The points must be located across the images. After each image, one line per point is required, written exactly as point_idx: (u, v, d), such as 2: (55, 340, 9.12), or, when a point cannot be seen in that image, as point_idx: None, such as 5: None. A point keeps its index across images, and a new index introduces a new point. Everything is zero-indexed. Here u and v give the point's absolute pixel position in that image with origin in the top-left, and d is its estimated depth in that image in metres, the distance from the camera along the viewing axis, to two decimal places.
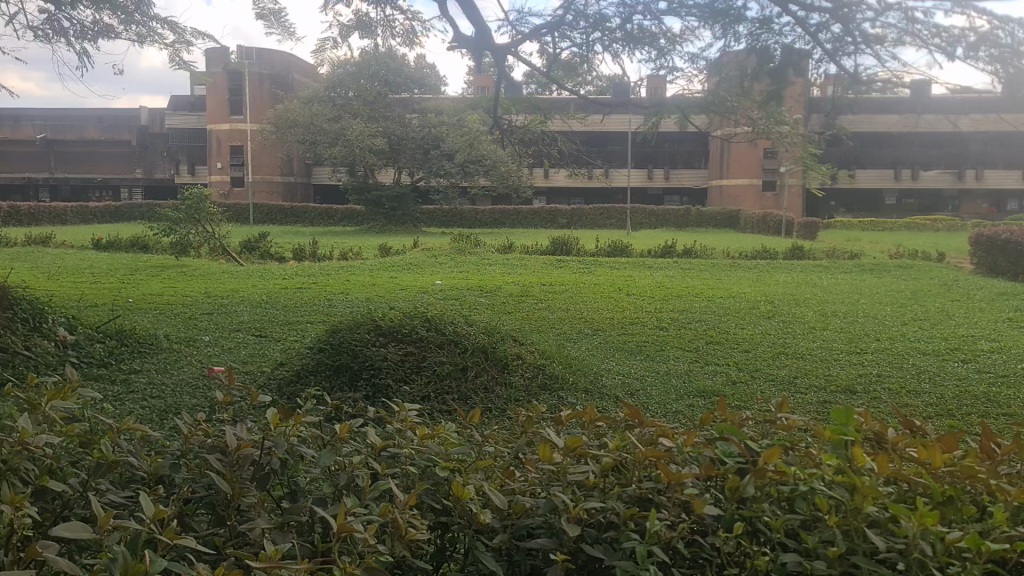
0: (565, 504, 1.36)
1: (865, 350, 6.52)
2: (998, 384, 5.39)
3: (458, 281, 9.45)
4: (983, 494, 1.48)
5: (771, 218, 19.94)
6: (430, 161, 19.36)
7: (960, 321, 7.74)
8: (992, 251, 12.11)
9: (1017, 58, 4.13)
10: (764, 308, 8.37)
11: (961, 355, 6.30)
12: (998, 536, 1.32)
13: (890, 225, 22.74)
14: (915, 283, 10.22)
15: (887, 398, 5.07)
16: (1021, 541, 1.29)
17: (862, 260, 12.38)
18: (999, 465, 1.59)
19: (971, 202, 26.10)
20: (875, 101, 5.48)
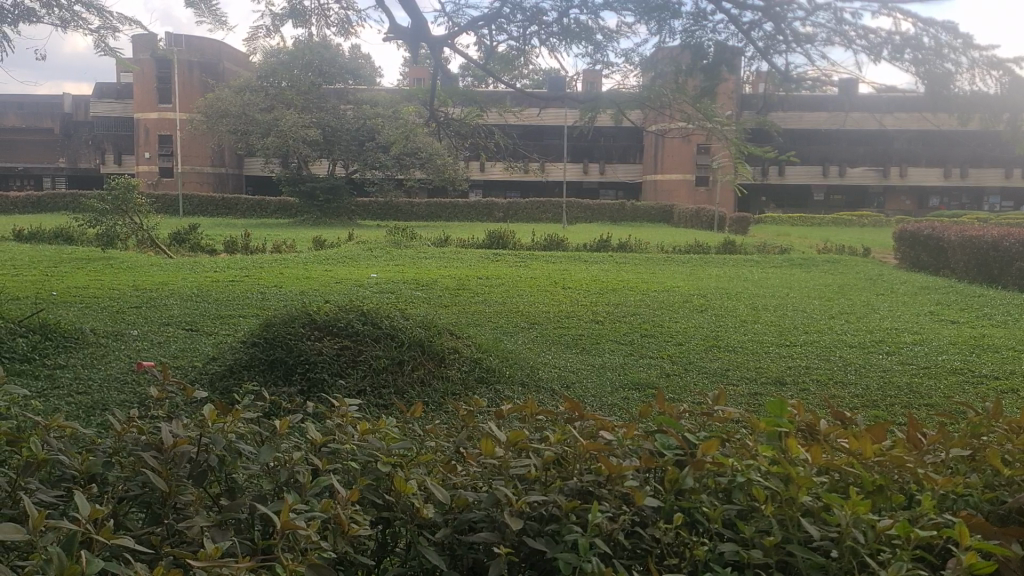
0: (507, 498, 1.36)
1: (794, 343, 6.71)
2: (920, 375, 5.61)
3: (395, 274, 9.39)
4: (910, 483, 1.53)
5: (704, 213, 20.32)
6: (365, 153, 19.12)
7: (884, 314, 8.04)
8: (915, 246, 12.58)
9: (939, 62, 4.29)
10: (697, 302, 8.55)
11: (885, 348, 6.54)
12: (927, 522, 1.38)
13: (819, 221, 23.40)
14: (842, 278, 10.54)
15: (815, 390, 5.23)
16: (948, 528, 1.34)
17: (792, 255, 12.70)
18: (925, 454, 1.66)
19: (895, 199, 27.09)
20: (804, 100, 5.63)
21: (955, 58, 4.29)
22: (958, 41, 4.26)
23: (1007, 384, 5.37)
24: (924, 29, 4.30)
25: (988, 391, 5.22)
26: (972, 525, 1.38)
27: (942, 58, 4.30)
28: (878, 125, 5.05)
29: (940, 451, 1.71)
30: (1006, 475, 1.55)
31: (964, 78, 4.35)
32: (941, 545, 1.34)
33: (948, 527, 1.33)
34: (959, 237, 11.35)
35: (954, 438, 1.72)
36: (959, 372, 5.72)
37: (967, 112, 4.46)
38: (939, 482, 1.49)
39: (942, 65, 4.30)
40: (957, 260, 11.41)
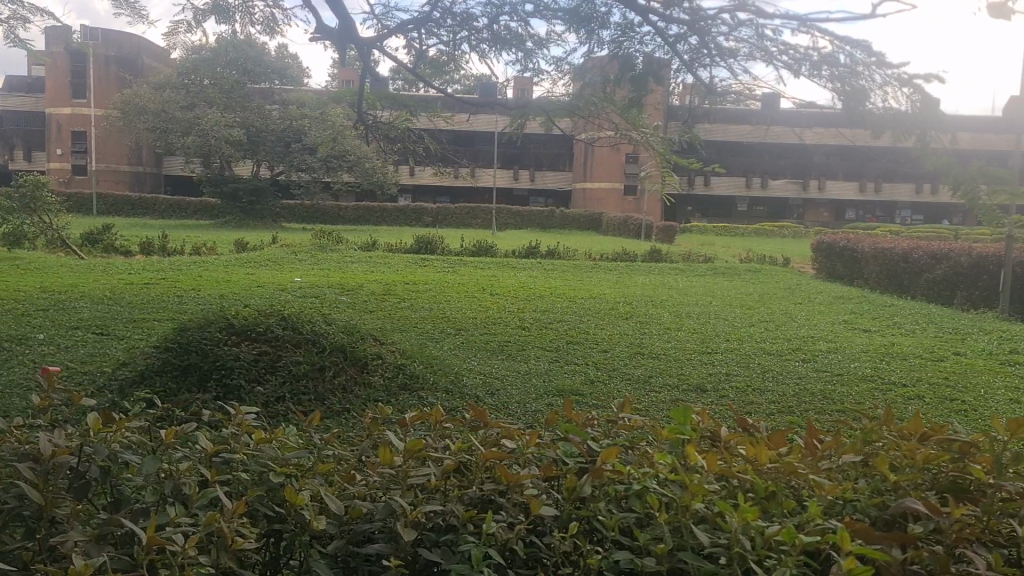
0: (403, 508, 1.34)
1: (716, 350, 6.83)
2: (834, 383, 5.77)
3: (319, 278, 9.23)
4: (804, 488, 1.56)
5: (631, 221, 20.58)
6: (290, 155, 18.80)
7: (801, 322, 8.26)
8: (831, 257, 13.00)
9: (854, 78, 4.50)
10: (623, 309, 8.64)
11: (801, 355, 6.71)
12: (812, 527, 1.40)
13: (741, 231, 23.97)
14: (763, 287, 10.80)
15: (734, 397, 5.31)
16: (833, 534, 1.36)
17: (715, 264, 12.96)
18: (817, 461, 1.70)
19: (814, 211, 28.00)
20: (729, 112, 5.73)
21: (870, 76, 4.48)
22: (873, 60, 4.46)
23: (915, 391, 5.54)
24: (840, 47, 4.43)
25: (897, 398, 5.39)
26: (855, 530, 1.40)
27: (856, 75, 4.51)
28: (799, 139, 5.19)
29: (836, 457, 1.75)
30: (891, 481, 1.59)
31: (878, 95, 4.47)
32: (823, 550, 1.37)
33: (832, 531, 1.36)
34: (872, 248, 11.77)
35: (850, 445, 1.77)
36: (871, 379, 5.89)
37: (883, 128, 4.50)
38: (826, 488, 1.51)
39: (858, 81, 4.49)
40: (869, 270, 11.83)
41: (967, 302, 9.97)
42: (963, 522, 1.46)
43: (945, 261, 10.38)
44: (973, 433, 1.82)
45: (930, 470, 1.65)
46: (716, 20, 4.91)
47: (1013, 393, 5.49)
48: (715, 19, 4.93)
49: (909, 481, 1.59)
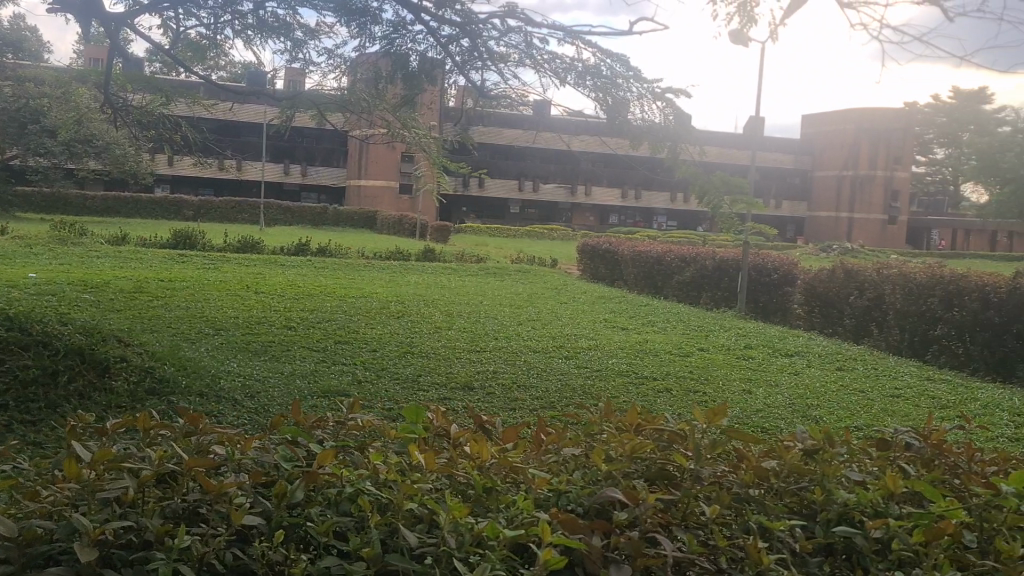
0: (85, 526, 1.24)
1: (485, 349, 6.94)
2: (593, 379, 6.03)
3: (58, 275, 8.36)
4: (521, 483, 1.59)
5: (406, 220, 20.58)
6: (26, 137, 16.90)
7: (564, 321, 8.62)
8: (594, 259, 13.76)
9: (614, 89, 4.77)
10: (394, 308, 8.57)
11: (564, 353, 6.96)
12: (519, 519, 1.42)
13: (513, 232, 24.78)
14: (532, 287, 11.18)
15: (500, 395, 5.41)
16: (540, 526, 1.38)
17: (486, 265, 13.25)
18: (541, 454, 1.75)
19: (580, 214, 29.69)
20: (502, 117, 5.86)
21: (629, 88, 4.76)
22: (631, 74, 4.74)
23: (664, 385, 5.94)
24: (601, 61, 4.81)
25: (648, 392, 5.73)
26: (560, 521, 1.43)
27: (616, 87, 4.78)
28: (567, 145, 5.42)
29: (559, 450, 1.81)
30: (602, 471, 1.65)
31: (637, 106, 4.75)
32: (525, 544, 1.39)
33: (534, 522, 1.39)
34: (630, 251, 12.59)
35: (571, 440, 1.83)
36: (626, 375, 6.23)
37: (639, 137, 4.71)
38: (538, 482, 1.55)
39: (616, 93, 4.77)
40: (627, 272, 12.65)
41: (710, 302, 10.89)
42: (658, 508, 1.54)
43: (693, 264, 11.29)
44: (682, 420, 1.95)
45: (640, 460, 1.74)
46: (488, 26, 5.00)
47: (746, 384, 6.04)
48: (486, 24, 5.00)
49: (617, 470, 1.65)
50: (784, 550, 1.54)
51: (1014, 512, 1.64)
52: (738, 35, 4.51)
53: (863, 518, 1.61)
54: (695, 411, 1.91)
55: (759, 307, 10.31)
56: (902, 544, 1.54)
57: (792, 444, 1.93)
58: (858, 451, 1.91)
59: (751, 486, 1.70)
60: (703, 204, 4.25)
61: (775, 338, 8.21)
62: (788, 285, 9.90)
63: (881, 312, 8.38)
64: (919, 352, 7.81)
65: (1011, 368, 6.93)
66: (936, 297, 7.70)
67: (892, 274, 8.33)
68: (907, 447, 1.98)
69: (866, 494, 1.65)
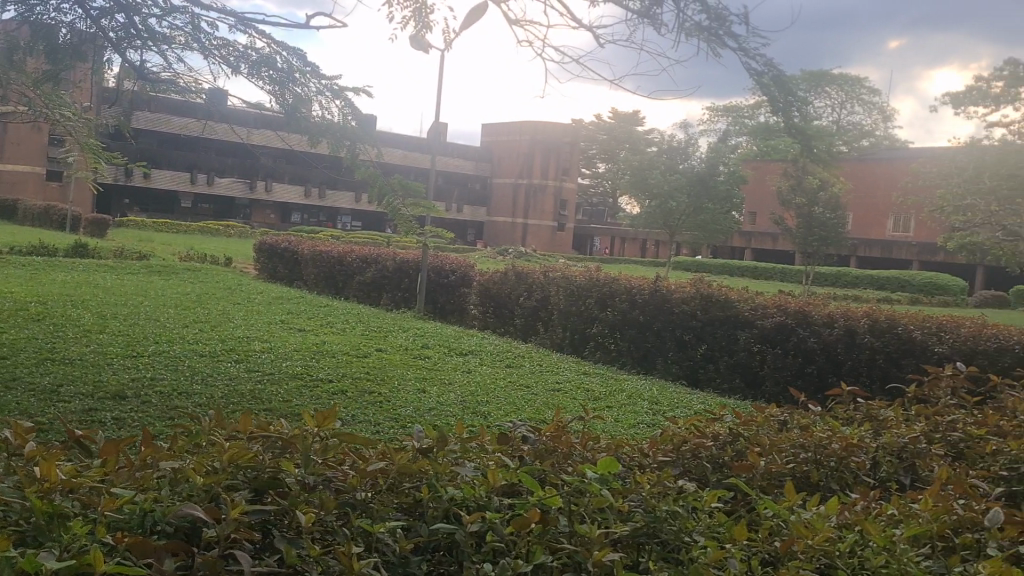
0: None
1: (142, 353, 6.17)
2: (264, 382, 5.56)
3: None
4: (93, 499, 1.44)
5: (54, 212, 18.31)
6: None
7: (237, 323, 8.05)
8: (273, 258, 13.29)
9: (291, 84, 4.02)
10: (34, 310, 7.48)
11: (234, 355, 6.39)
12: (83, 549, 1.25)
13: (186, 228, 23.20)
14: (202, 286, 10.45)
15: (156, 401, 4.76)
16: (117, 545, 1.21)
17: (150, 263, 12.19)
18: (133, 470, 1.52)
19: (259, 212, 28.76)
20: (173, 105, 5.05)
21: (307, 83, 4.04)
22: (308, 67, 4.03)
23: (340, 385, 5.67)
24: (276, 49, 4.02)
25: (322, 395, 5.36)
26: (134, 545, 1.22)
27: (295, 83, 4.03)
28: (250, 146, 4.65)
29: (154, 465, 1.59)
30: (199, 483, 1.39)
31: (318, 106, 4.06)
32: (82, 573, 1.20)
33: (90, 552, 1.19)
34: (311, 251, 12.35)
35: (167, 454, 1.60)
36: (299, 376, 5.86)
37: (317, 140, 4.07)
38: (108, 502, 1.32)
39: (294, 89, 4.02)
40: (308, 272, 12.38)
41: (391, 303, 10.96)
42: (243, 530, 1.28)
43: (374, 265, 11.31)
44: (291, 427, 1.71)
45: (236, 470, 1.47)
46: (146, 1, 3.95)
47: (421, 383, 6.01)
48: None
49: (218, 480, 1.41)
50: (387, 556, 1.31)
51: (599, 495, 1.47)
52: (415, 39, 4.42)
53: (461, 513, 1.41)
54: (303, 417, 1.68)
55: (437, 308, 10.58)
56: (497, 535, 1.34)
57: (406, 447, 1.72)
58: (468, 449, 1.70)
59: (356, 491, 1.47)
60: (378, 204, 4.15)
61: (451, 338, 8.46)
62: (464, 287, 10.29)
63: (547, 312, 8.99)
64: (577, 349, 8.48)
65: (651, 362, 7.76)
66: (593, 298, 8.42)
67: (556, 277, 8.98)
68: (523, 442, 1.83)
69: (469, 488, 1.46)
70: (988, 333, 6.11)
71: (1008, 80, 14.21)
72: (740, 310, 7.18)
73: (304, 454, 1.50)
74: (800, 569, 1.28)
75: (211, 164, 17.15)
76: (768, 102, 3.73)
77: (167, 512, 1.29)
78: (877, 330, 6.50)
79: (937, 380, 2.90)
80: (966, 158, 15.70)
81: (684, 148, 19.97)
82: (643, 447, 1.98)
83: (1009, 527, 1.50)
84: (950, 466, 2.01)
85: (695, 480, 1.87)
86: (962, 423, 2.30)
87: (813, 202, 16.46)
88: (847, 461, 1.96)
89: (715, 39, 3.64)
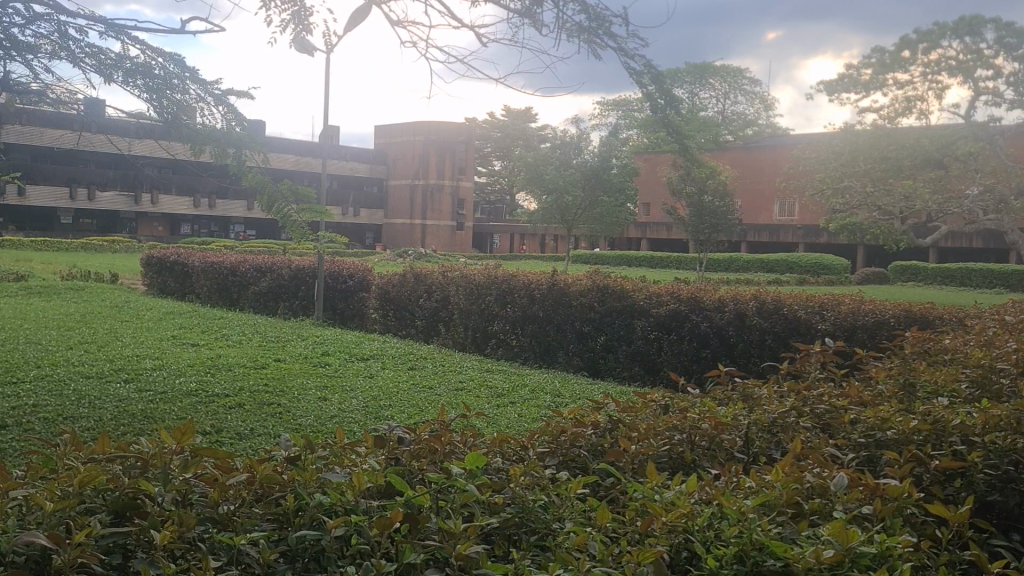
0: None
1: (21, 380, 5.79)
2: (156, 401, 5.33)
3: None
4: None
5: None
6: None
7: (125, 342, 7.72)
8: (162, 272, 12.83)
9: (170, 91, 3.81)
10: None
11: (123, 375, 6.12)
12: None
13: (67, 245, 22.14)
14: (85, 305, 9.99)
15: (41, 428, 4.45)
16: None
17: (29, 285, 11.60)
18: None
19: (146, 224, 27.80)
20: (42, 116, 4.70)
21: (186, 89, 3.85)
22: (187, 73, 3.85)
23: (238, 399, 5.47)
24: (153, 57, 3.84)
25: (219, 410, 5.18)
26: None
27: (172, 89, 3.84)
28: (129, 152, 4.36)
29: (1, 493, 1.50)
30: (48, 510, 1.34)
31: (200, 112, 3.89)
32: None
33: None
34: (203, 263, 12.01)
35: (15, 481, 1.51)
36: (195, 394, 5.61)
37: (199, 147, 3.87)
38: None
39: (174, 96, 3.82)
40: (200, 285, 12.02)
41: (288, 311, 10.74)
42: (90, 549, 1.25)
43: (269, 274, 11.06)
44: (152, 444, 1.68)
45: (93, 494, 1.43)
46: (7, 9, 3.70)
47: (321, 392, 5.90)
48: (6, 7, 3.69)
49: (70, 506, 1.37)
50: (249, 566, 1.30)
51: (462, 492, 1.51)
52: (296, 41, 4.32)
53: (327, 518, 1.41)
54: (161, 433, 1.66)
55: (336, 314, 10.42)
56: (364, 539, 1.34)
57: (273, 459, 1.72)
58: (340, 454, 1.73)
59: (220, 505, 1.46)
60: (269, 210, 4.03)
61: (351, 343, 8.36)
62: (363, 291, 10.18)
63: (448, 311, 8.97)
64: (480, 347, 8.51)
65: (552, 355, 7.85)
66: (492, 295, 8.46)
67: (455, 276, 8.98)
68: (396, 442, 1.85)
69: (337, 494, 1.46)
70: (866, 309, 6.44)
71: (875, 68, 15.03)
72: (636, 300, 7.33)
73: (162, 472, 1.48)
74: (657, 544, 1.35)
75: (90, 177, 16.45)
76: (646, 98, 3.82)
77: (12, 542, 1.24)
78: (765, 312, 6.76)
79: (807, 358, 3.06)
80: (841, 143, 16.54)
81: (576, 143, 20.32)
82: (520, 439, 2.03)
83: (854, 492, 1.61)
84: (810, 436, 2.14)
85: (571, 470, 1.93)
86: (828, 396, 2.44)
87: (701, 191, 17.02)
88: (718, 439, 2.04)
89: (594, 38, 3.72)
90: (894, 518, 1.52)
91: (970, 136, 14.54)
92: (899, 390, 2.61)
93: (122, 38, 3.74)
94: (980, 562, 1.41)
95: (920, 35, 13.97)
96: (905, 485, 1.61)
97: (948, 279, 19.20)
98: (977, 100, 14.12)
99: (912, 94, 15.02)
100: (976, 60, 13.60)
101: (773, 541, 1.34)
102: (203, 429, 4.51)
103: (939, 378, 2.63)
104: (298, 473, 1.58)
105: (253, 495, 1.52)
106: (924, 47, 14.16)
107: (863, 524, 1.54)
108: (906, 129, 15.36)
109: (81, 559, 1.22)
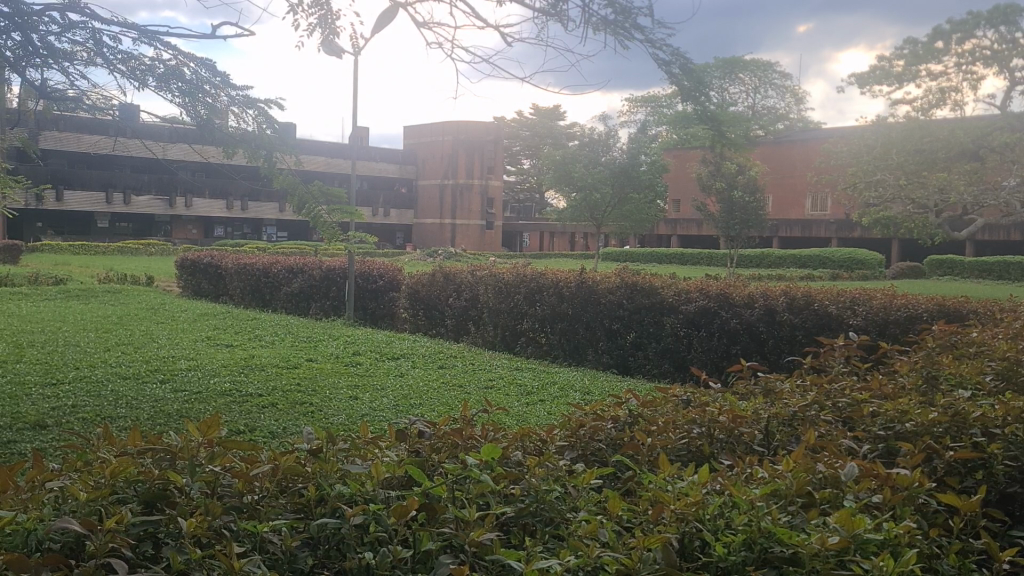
0: None
1: (61, 381, 5.93)
2: (189, 400, 5.43)
3: None
4: None
5: None
6: None
7: (160, 343, 7.87)
8: (195, 274, 13.05)
9: (202, 95, 3.87)
10: None
11: (159, 376, 6.24)
12: None
13: (104, 250, 22.51)
14: (122, 308, 10.18)
15: (79, 428, 4.57)
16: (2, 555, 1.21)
17: (67, 288, 11.86)
18: (22, 492, 1.49)
19: (180, 226, 28.28)
20: (75, 123, 4.73)
21: (216, 94, 3.90)
22: (219, 78, 3.90)
23: (270, 398, 5.56)
24: (185, 62, 3.91)
25: (252, 409, 5.27)
26: (12, 562, 1.20)
27: (203, 92, 3.89)
28: (160, 154, 4.39)
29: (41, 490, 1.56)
30: (82, 499, 1.40)
31: (230, 114, 3.94)
32: None
33: None
34: (236, 264, 12.19)
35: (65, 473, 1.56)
36: (227, 394, 5.71)
37: (231, 150, 3.93)
38: None
39: (204, 100, 3.88)
40: (233, 285, 12.23)
41: (319, 312, 10.86)
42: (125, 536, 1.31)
43: (300, 275, 11.19)
44: (180, 437, 1.75)
45: (128, 482, 1.50)
46: (43, 17, 3.79)
47: (352, 391, 5.96)
48: (43, 15, 3.79)
49: (103, 495, 1.43)
50: (272, 554, 1.35)
51: (477, 482, 1.57)
52: (323, 44, 4.39)
53: (348, 507, 1.45)
54: (189, 426, 1.73)
55: (367, 314, 10.51)
56: (382, 526, 1.39)
57: (299, 451, 1.77)
58: (365, 446, 1.80)
59: (245, 495, 1.52)
60: (302, 210, 4.05)
61: (382, 343, 8.43)
62: (392, 291, 10.25)
63: (477, 311, 9.01)
64: (509, 345, 8.55)
65: (583, 353, 7.87)
66: (521, 295, 8.48)
67: (484, 276, 9.03)
68: (418, 436, 1.91)
69: (357, 485, 1.51)
70: (899, 303, 6.32)
71: (907, 59, 14.83)
72: (664, 297, 7.30)
73: (190, 464, 1.55)
74: (666, 532, 1.38)
75: (125, 181, 16.77)
76: (678, 89, 3.78)
77: (48, 529, 1.30)
78: (795, 308, 6.70)
79: (831, 352, 3.06)
80: (873, 135, 16.27)
81: (605, 140, 20.23)
82: (541, 434, 2.07)
83: (865, 482, 1.64)
84: (828, 429, 2.16)
85: (589, 462, 1.96)
86: (850, 390, 2.45)
87: (731, 187, 16.89)
88: (737, 432, 2.08)
89: (621, 31, 3.72)
90: (904, 507, 1.56)
91: (1006, 127, 14.13)
92: (920, 382, 2.62)
93: (153, 44, 3.83)
94: (990, 550, 1.44)
95: (953, 25, 13.73)
96: (915, 474, 1.64)
97: (986, 272, 18.89)
98: (1013, 89, 13.89)
99: (946, 85, 14.82)
100: (1012, 49, 13.32)
101: (780, 528, 1.37)
102: (235, 428, 4.61)
103: (963, 372, 2.62)
104: (319, 466, 1.63)
105: (277, 486, 1.57)
106: (959, 37, 13.95)
107: (873, 512, 1.57)
108: (940, 121, 15.16)
109: (112, 544, 1.27)
